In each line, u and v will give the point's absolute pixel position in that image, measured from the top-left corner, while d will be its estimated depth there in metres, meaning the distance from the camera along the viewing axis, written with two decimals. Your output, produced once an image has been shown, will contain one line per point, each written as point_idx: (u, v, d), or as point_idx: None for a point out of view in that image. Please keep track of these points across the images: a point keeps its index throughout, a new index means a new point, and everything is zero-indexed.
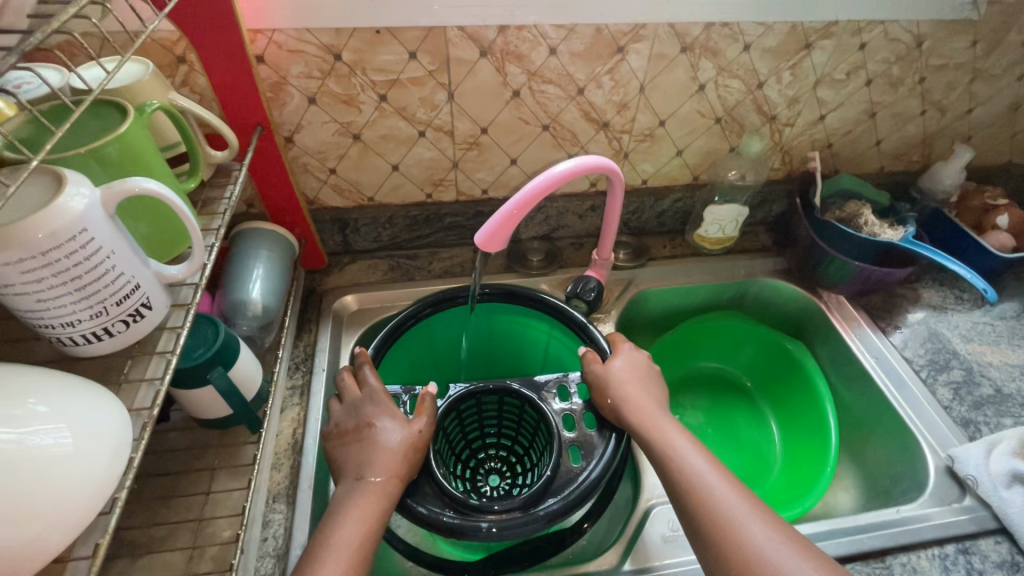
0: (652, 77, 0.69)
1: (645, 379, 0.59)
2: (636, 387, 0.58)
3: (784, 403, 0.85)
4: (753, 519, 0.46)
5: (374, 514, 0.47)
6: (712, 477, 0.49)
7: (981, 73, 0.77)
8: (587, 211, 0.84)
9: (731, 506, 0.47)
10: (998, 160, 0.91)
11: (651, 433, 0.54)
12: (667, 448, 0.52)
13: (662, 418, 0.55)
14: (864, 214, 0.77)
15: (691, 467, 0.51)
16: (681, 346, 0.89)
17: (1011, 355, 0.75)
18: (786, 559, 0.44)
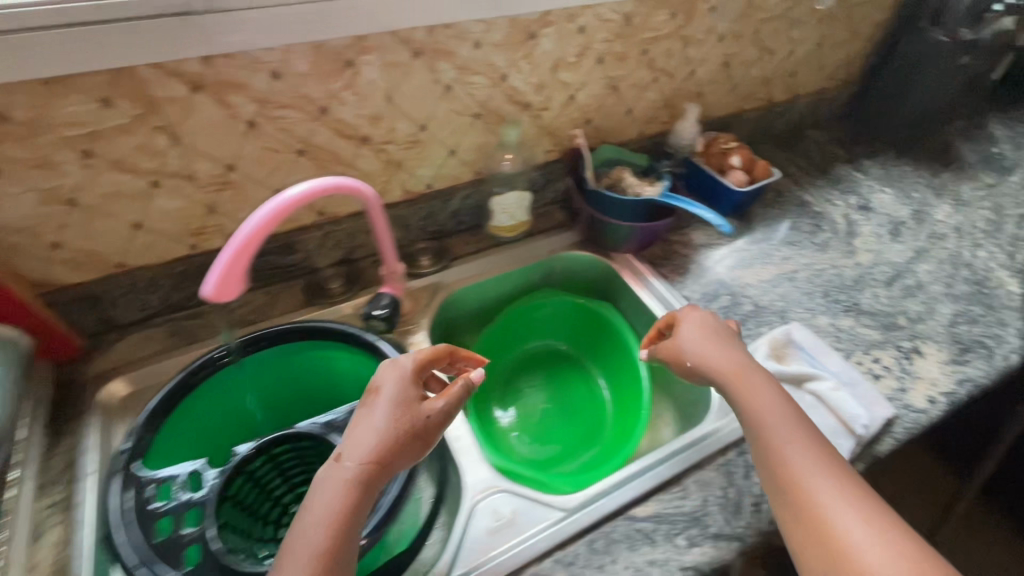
0: (395, 85, 0.69)
1: (717, 347, 0.67)
2: (728, 357, 0.65)
3: (604, 359, 0.93)
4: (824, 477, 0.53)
5: (343, 503, 0.46)
6: (799, 456, 0.55)
7: (690, 39, 0.88)
8: (378, 226, 0.82)
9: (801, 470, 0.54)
10: (729, 109, 1.06)
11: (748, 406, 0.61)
12: (757, 418, 0.59)
13: (753, 379, 0.63)
14: (626, 178, 0.86)
15: (783, 443, 0.56)
16: (504, 334, 0.93)
17: (762, 274, 0.88)
18: (845, 519, 0.50)
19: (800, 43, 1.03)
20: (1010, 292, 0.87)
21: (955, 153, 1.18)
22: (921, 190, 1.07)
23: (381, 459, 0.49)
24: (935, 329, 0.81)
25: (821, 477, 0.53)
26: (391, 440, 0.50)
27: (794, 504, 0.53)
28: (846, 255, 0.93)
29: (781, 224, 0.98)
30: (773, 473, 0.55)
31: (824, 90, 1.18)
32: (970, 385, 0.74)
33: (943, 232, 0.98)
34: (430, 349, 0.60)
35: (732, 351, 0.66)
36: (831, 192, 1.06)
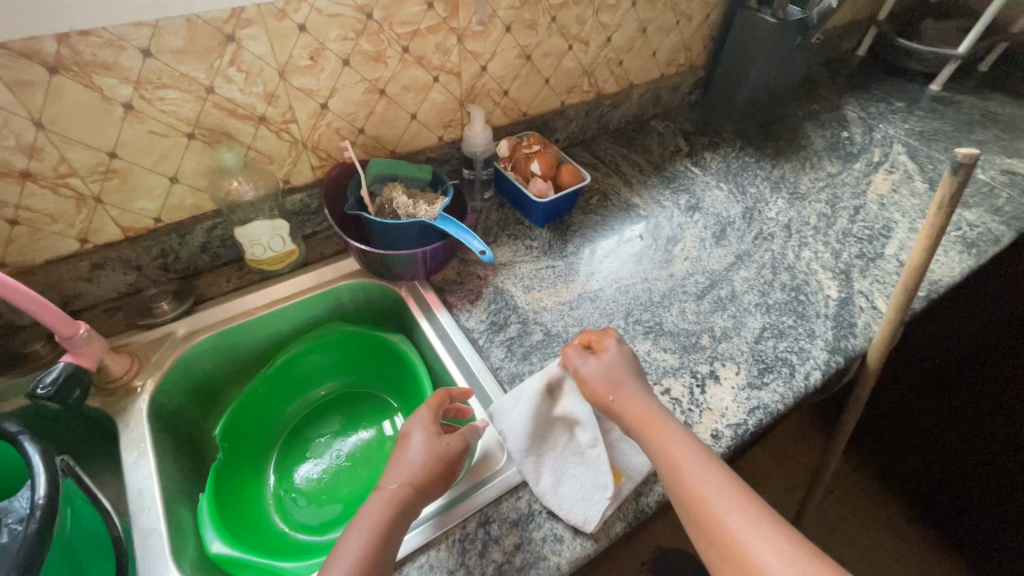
0: (39, 108, 0.56)
1: (626, 373, 0.61)
2: (630, 386, 0.59)
3: (405, 395, 0.83)
4: (729, 508, 0.49)
5: (374, 530, 0.50)
6: (707, 490, 0.50)
7: (465, 32, 0.77)
8: (93, 272, 0.69)
9: (712, 502, 0.49)
10: (548, 105, 0.96)
11: (654, 441, 0.55)
12: (664, 454, 0.54)
13: (656, 414, 0.57)
14: (396, 198, 0.76)
15: (700, 466, 0.52)
16: (283, 381, 0.80)
17: (563, 294, 0.79)
18: (768, 537, 0.46)
19: (616, 30, 0.93)
20: (826, 297, 0.81)
21: (803, 139, 1.11)
22: (757, 184, 1.00)
23: (414, 484, 0.54)
24: (738, 347, 0.74)
25: (729, 507, 0.49)
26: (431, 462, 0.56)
27: (707, 538, 0.48)
28: (661, 265, 0.84)
29: (598, 232, 0.89)
30: (695, 513, 0.50)
31: (664, 78, 1.09)
32: (762, 413, 0.67)
33: (771, 231, 0.91)
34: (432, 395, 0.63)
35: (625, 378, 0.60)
36: (660, 191, 0.98)
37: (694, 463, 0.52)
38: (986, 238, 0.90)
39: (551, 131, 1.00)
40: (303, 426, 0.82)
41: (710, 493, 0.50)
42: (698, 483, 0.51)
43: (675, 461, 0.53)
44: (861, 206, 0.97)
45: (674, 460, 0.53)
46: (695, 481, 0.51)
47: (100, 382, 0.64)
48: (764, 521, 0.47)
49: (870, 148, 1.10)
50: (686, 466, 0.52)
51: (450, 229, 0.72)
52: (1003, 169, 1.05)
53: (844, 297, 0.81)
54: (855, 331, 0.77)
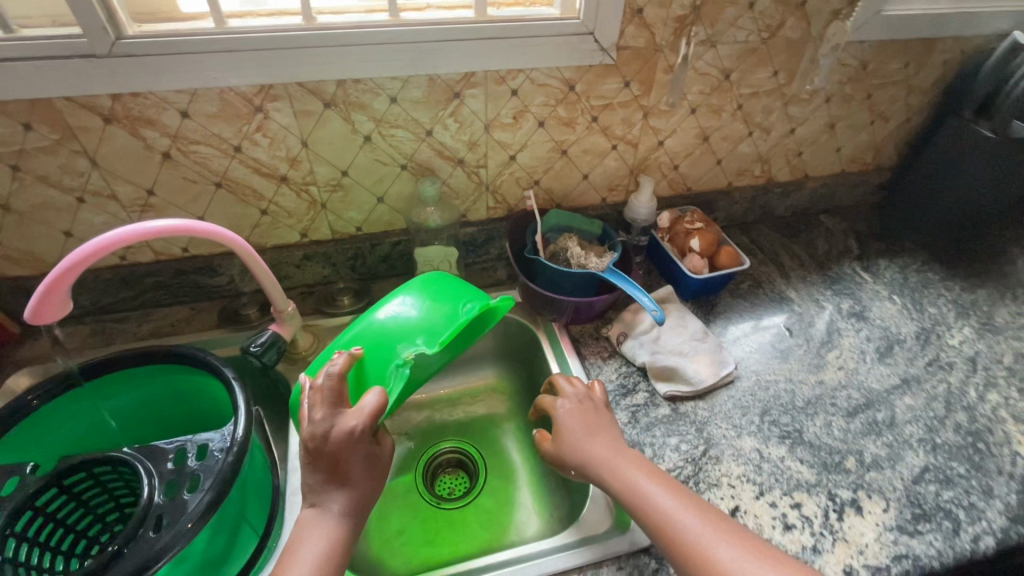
0: (309, 132, 0.71)
1: (591, 419, 0.64)
2: (596, 431, 0.63)
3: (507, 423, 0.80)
4: (722, 544, 0.51)
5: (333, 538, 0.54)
6: (675, 509, 0.54)
7: (652, 110, 0.82)
8: (302, 261, 0.84)
9: (700, 540, 0.51)
10: (714, 184, 0.97)
11: (623, 484, 0.57)
12: (632, 489, 0.56)
13: (615, 451, 0.60)
14: (569, 248, 0.82)
15: (655, 497, 0.55)
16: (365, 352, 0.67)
17: (717, 368, 0.77)
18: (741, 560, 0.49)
19: (803, 122, 0.92)
20: (1014, 454, 0.70)
21: (1007, 266, 0.98)
22: (939, 305, 0.90)
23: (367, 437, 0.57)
24: (890, 482, 0.66)
25: (702, 525, 0.52)
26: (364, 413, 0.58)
27: (676, 552, 0.52)
28: (811, 369, 0.79)
29: (743, 318, 0.87)
30: (689, 560, 0.51)
31: (844, 174, 1.04)
32: (907, 565, 0.59)
33: (950, 361, 0.81)
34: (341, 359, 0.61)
35: (591, 419, 0.64)
36: (820, 291, 0.92)
37: (675, 506, 0.54)
38: None
39: (711, 209, 1.00)
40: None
41: (699, 533, 0.52)
42: (686, 528, 0.52)
43: (645, 501, 0.55)
44: None
45: (634, 490, 0.56)
46: (679, 524, 0.53)
47: (289, 352, 0.78)
48: (730, 534, 0.52)
49: None
50: (671, 515, 0.53)
51: (622, 282, 0.76)
52: None
53: None
54: None
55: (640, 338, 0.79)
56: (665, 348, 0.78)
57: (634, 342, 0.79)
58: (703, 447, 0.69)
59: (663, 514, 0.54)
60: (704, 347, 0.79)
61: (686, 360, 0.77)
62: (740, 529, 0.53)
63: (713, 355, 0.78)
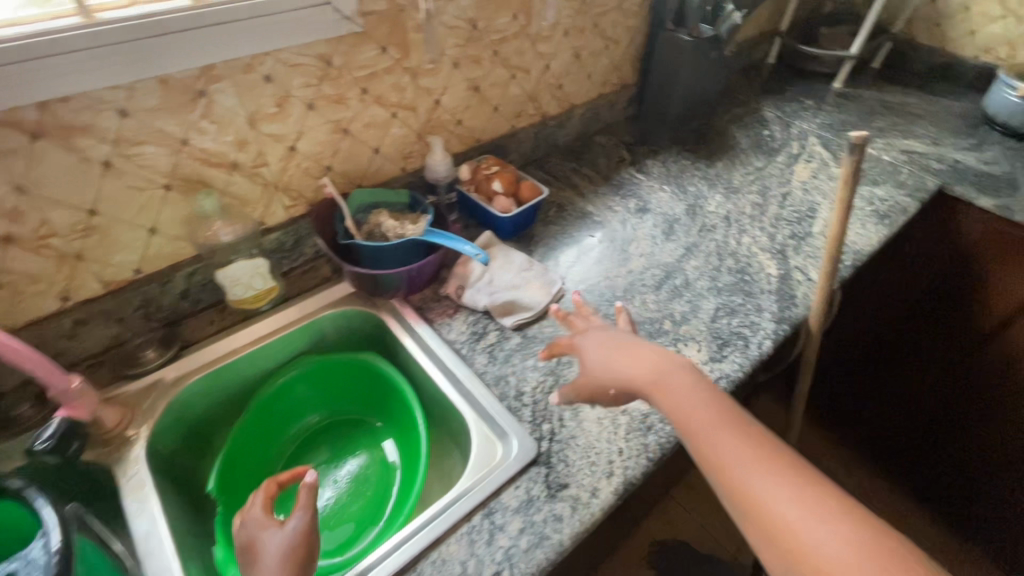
0: (21, 173, 0.58)
1: (631, 351, 0.65)
2: (661, 364, 0.62)
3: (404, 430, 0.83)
4: (781, 497, 0.49)
5: None
6: (738, 458, 0.52)
7: (417, 70, 0.84)
8: (76, 329, 0.70)
9: (752, 488, 0.50)
10: (499, 131, 1.04)
11: (684, 425, 0.57)
12: (692, 433, 0.56)
13: (671, 381, 0.60)
14: (383, 223, 0.82)
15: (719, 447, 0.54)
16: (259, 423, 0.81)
17: (550, 289, 0.85)
18: (796, 512, 0.48)
19: (553, 58, 1.03)
20: (767, 275, 0.91)
21: (730, 141, 1.23)
22: (695, 183, 1.11)
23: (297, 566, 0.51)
24: (698, 328, 0.81)
25: (759, 475, 0.51)
26: (297, 555, 0.51)
27: (731, 493, 0.52)
28: (621, 263, 0.92)
29: (560, 240, 0.96)
30: (740, 504, 0.50)
31: (600, 98, 1.20)
32: (725, 382, 0.74)
33: (713, 223, 1.01)
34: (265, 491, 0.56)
35: (634, 341, 0.66)
36: (611, 199, 1.06)
37: (735, 457, 0.52)
38: (895, 209, 1.06)
39: (505, 154, 1.07)
40: (337, 440, 0.87)
41: (753, 482, 0.50)
42: (742, 477, 0.51)
43: (704, 447, 0.55)
44: (787, 193, 1.09)
45: (695, 436, 0.56)
46: (739, 472, 0.51)
47: (94, 433, 0.65)
48: (794, 489, 0.49)
49: (789, 141, 1.24)
50: (731, 465, 0.52)
51: (441, 239, 0.79)
52: (901, 150, 1.22)
53: (783, 273, 0.91)
54: (795, 301, 0.86)
55: (474, 286, 0.84)
56: (499, 286, 0.83)
57: (472, 291, 0.83)
58: (555, 357, 0.77)
59: (695, 424, 0.56)
60: (533, 275, 0.86)
61: (521, 291, 0.83)
62: (809, 481, 0.50)
63: (542, 279, 0.86)
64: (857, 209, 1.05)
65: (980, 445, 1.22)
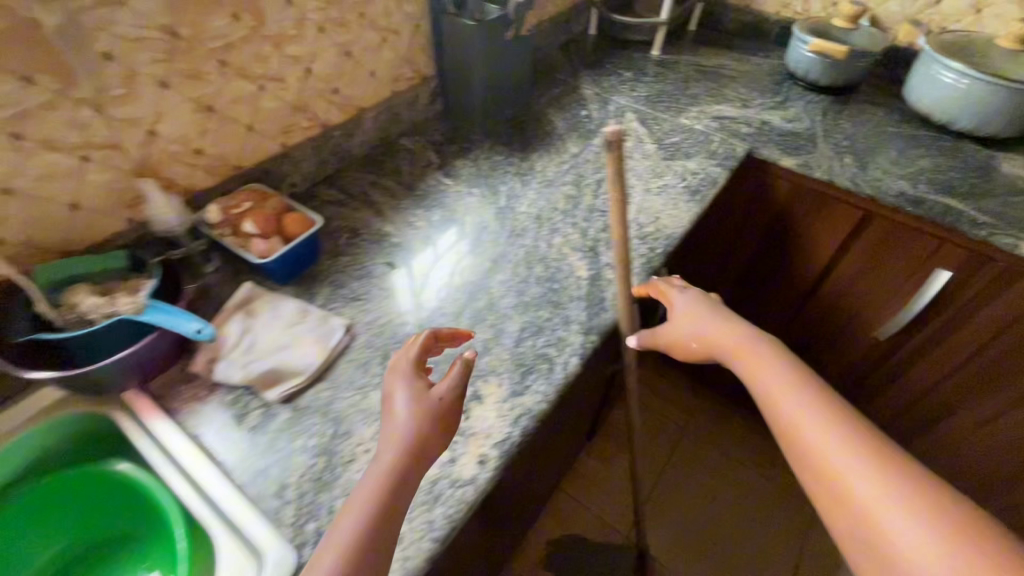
0: None
1: (700, 309, 0.73)
2: (717, 317, 0.72)
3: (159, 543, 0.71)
4: (836, 447, 0.53)
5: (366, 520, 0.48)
6: (799, 403, 0.58)
7: (102, 99, 0.66)
8: None
9: (814, 440, 0.55)
10: (266, 152, 0.88)
11: (750, 363, 0.65)
12: (756, 378, 0.63)
13: (739, 336, 0.68)
14: (83, 302, 0.65)
15: (779, 392, 0.60)
16: None
17: (328, 342, 0.72)
18: (851, 469, 0.52)
19: (314, 59, 0.87)
20: (577, 278, 0.84)
21: (547, 126, 1.16)
22: (507, 181, 1.02)
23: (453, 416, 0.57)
24: (499, 358, 0.73)
25: (814, 424, 0.56)
26: (420, 432, 0.54)
27: (794, 448, 0.57)
28: (418, 291, 0.82)
29: (350, 274, 0.84)
30: (805, 461, 0.55)
31: (396, 95, 1.06)
32: (526, 421, 0.66)
33: (523, 226, 0.92)
34: (421, 341, 0.63)
35: (701, 312, 0.73)
36: (413, 213, 0.94)
37: (795, 403, 0.58)
38: (706, 182, 1.04)
39: (282, 176, 0.92)
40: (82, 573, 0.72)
41: (813, 430, 0.55)
42: (804, 427, 0.56)
43: (768, 393, 0.61)
44: (602, 179, 1.03)
45: (762, 385, 0.62)
46: (801, 423, 0.56)
47: None
48: (846, 435, 0.54)
49: (606, 120, 1.19)
50: (793, 412, 0.58)
51: (159, 315, 0.63)
52: (713, 117, 1.22)
53: (593, 274, 0.85)
54: (605, 305, 0.80)
55: (224, 359, 0.69)
56: (258, 352, 0.70)
57: (224, 364, 0.68)
58: (331, 429, 0.65)
59: (767, 388, 0.62)
60: (304, 329, 0.73)
61: (286, 353, 0.70)
62: (853, 427, 0.55)
63: (317, 331, 0.73)
64: (670, 187, 1.02)
65: (811, 363, 1.37)
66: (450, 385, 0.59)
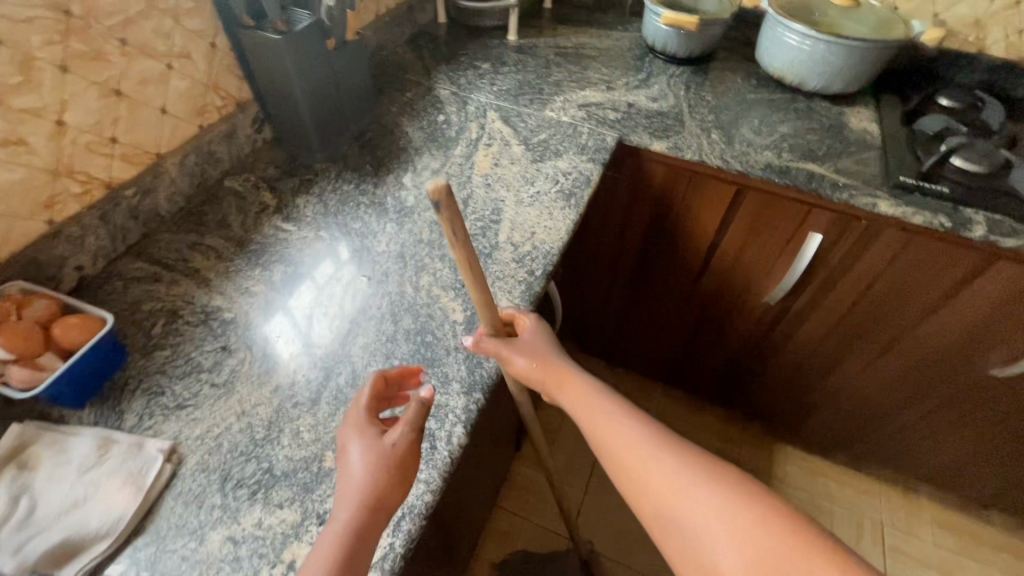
0: None
1: (545, 343, 0.68)
2: (544, 352, 0.67)
3: None
4: (674, 475, 0.53)
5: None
6: (633, 438, 0.57)
7: None
8: None
9: (653, 472, 0.54)
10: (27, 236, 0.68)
11: (580, 402, 0.62)
12: (585, 419, 0.61)
13: (566, 369, 0.65)
14: None
15: (614, 429, 0.58)
16: None
17: (144, 479, 0.57)
18: (689, 499, 0.52)
19: (68, 107, 0.68)
20: (452, 324, 0.74)
21: (401, 140, 1.03)
22: (361, 215, 0.88)
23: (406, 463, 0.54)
24: None
25: (650, 456, 0.55)
26: (379, 483, 0.52)
27: (634, 487, 0.55)
28: (263, 378, 0.67)
29: (171, 375, 0.67)
30: (647, 498, 0.54)
31: (207, 130, 0.88)
32: (409, 523, 0.56)
33: (384, 270, 0.80)
34: (374, 384, 0.60)
35: (543, 353, 0.67)
36: (248, 275, 0.79)
37: (628, 438, 0.57)
38: (579, 181, 0.97)
39: (62, 260, 0.72)
40: None
41: (650, 466, 0.55)
42: (642, 463, 0.55)
43: (601, 433, 0.59)
44: (469, 196, 0.93)
45: (591, 422, 0.60)
46: (637, 460, 0.55)
47: None
48: (678, 464, 0.54)
49: (467, 124, 1.08)
50: (626, 449, 0.56)
51: None
52: (579, 105, 1.15)
53: (470, 316, 0.75)
54: (487, 353, 0.71)
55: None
56: (44, 520, 0.53)
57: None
58: None
59: (598, 426, 0.59)
60: (105, 470, 0.57)
61: (84, 510, 0.54)
62: (683, 454, 0.55)
63: (125, 469, 0.57)
64: (543, 195, 0.94)
65: (711, 334, 1.39)
66: (402, 429, 0.55)
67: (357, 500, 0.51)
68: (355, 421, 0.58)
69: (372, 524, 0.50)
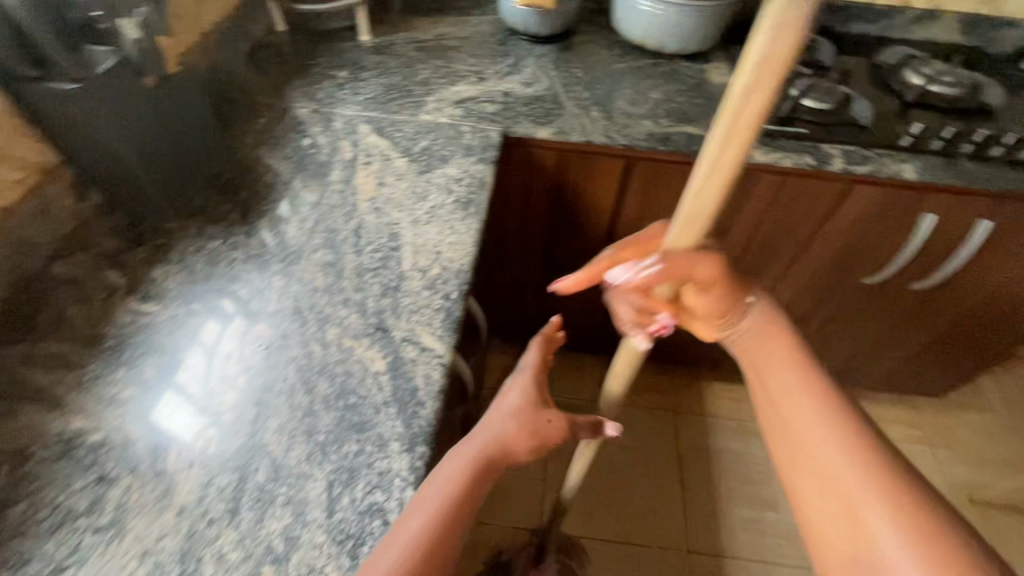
0: None
1: (767, 332, 0.66)
2: (770, 334, 0.66)
3: None
4: (874, 507, 0.52)
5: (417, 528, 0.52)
6: (829, 441, 0.58)
7: None
8: None
9: (845, 485, 0.55)
10: None
11: (773, 387, 0.64)
12: (779, 406, 0.63)
13: (776, 336, 0.66)
14: None
15: (809, 424, 0.59)
16: None
17: None
18: (885, 535, 0.51)
19: None
20: (375, 377, 0.67)
21: (266, 176, 0.91)
22: (238, 274, 0.77)
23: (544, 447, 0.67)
24: (314, 544, 0.54)
25: (856, 468, 0.55)
26: (513, 433, 0.64)
27: (812, 486, 0.57)
28: (162, 501, 0.56)
29: (35, 531, 0.54)
30: (829, 510, 0.55)
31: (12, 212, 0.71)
32: None
33: (281, 333, 0.70)
34: (546, 338, 0.76)
35: (764, 339, 0.66)
36: (111, 379, 0.65)
37: (826, 443, 0.58)
38: (474, 186, 0.92)
39: None
40: None
41: (848, 479, 0.55)
42: (836, 468, 0.56)
43: (795, 422, 0.61)
44: (359, 225, 0.84)
45: (790, 404, 0.62)
46: (831, 465, 0.56)
47: None
48: (889, 494, 0.53)
49: (337, 144, 0.98)
50: (821, 449, 0.58)
51: None
52: (455, 102, 1.09)
53: (392, 362, 0.68)
54: (421, 399, 0.65)
55: None
56: None
57: None
58: None
59: (789, 411, 0.62)
60: None
61: None
62: (901, 489, 0.53)
63: None
64: (440, 208, 0.88)
65: None
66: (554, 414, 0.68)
67: (505, 450, 0.63)
68: (538, 384, 0.71)
69: (482, 481, 0.59)
